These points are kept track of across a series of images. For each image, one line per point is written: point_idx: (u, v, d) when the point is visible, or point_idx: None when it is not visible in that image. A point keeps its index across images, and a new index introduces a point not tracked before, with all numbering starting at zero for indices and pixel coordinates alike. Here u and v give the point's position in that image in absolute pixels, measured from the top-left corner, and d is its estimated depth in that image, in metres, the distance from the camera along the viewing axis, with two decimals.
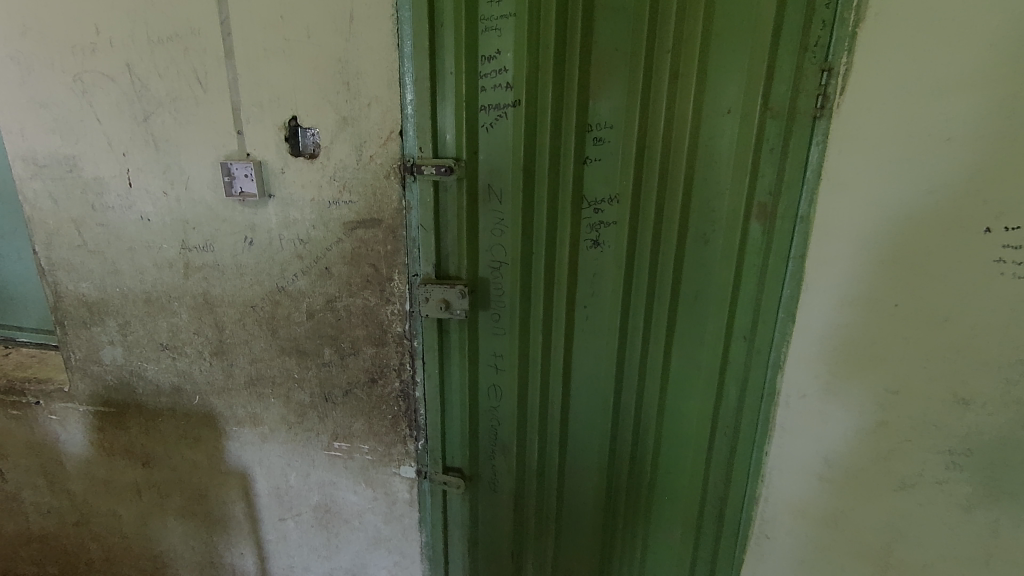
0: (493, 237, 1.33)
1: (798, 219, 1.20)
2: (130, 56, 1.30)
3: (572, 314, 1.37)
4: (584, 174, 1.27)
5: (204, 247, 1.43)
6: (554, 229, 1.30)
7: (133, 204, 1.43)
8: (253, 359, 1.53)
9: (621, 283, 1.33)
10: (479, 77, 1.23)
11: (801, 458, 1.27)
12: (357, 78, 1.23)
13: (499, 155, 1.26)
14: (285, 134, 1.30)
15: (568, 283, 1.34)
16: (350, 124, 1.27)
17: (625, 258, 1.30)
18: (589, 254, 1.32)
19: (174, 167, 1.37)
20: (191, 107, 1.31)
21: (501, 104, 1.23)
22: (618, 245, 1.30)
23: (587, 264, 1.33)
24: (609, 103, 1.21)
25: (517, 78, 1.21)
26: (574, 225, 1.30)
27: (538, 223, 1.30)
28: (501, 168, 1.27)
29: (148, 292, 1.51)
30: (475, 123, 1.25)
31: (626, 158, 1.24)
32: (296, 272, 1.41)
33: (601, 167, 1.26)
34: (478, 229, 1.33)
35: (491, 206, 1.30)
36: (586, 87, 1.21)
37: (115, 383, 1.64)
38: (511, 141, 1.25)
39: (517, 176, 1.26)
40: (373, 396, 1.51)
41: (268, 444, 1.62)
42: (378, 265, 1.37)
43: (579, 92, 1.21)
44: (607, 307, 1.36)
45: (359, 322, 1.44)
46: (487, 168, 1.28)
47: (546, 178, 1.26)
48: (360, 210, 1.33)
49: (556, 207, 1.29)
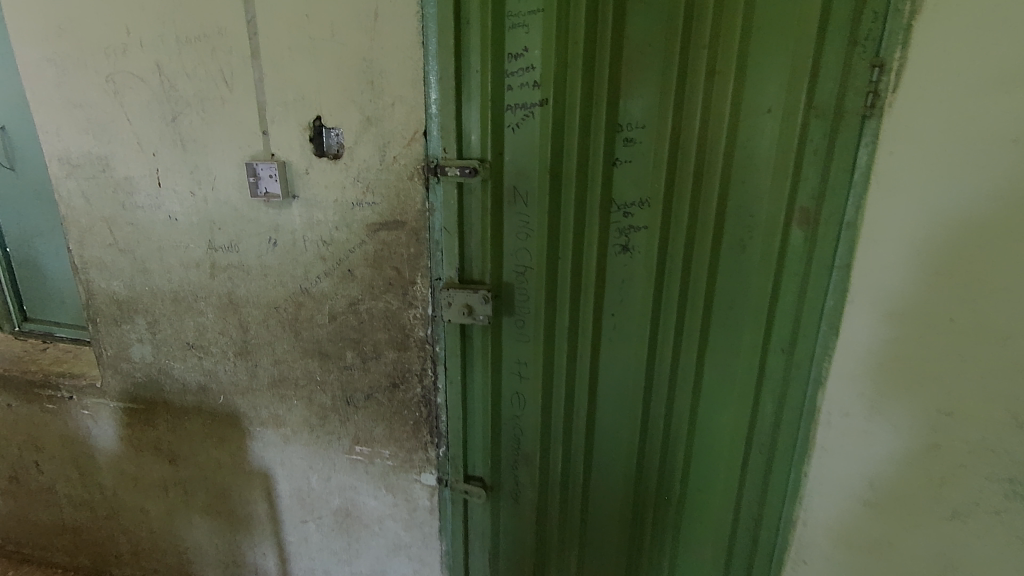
0: (518, 241, 1.29)
1: (844, 226, 1.13)
2: (159, 56, 1.30)
3: (598, 322, 1.32)
4: (614, 177, 1.21)
5: (230, 247, 1.43)
6: (581, 234, 1.25)
7: (161, 204, 1.44)
8: (276, 361, 1.52)
9: (651, 290, 1.27)
10: (505, 75, 1.19)
11: (843, 479, 1.19)
12: (381, 77, 1.21)
13: (525, 156, 1.22)
14: (309, 134, 1.28)
15: (595, 290, 1.29)
16: (374, 124, 1.24)
17: (656, 264, 1.24)
18: (617, 259, 1.27)
19: (201, 168, 1.38)
20: (218, 107, 1.31)
21: (528, 104, 1.19)
22: (648, 251, 1.24)
23: (616, 270, 1.28)
24: (640, 103, 1.16)
25: (544, 76, 1.16)
26: (603, 229, 1.24)
27: (565, 227, 1.25)
28: (527, 170, 1.23)
29: (176, 291, 1.52)
30: (501, 123, 1.21)
31: (659, 160, 1.18)
32: (319, 274, 1.40)
33: (631, 168, 1.20)
34: (502, 233, 1.29)
35: (516, 209, 1.26)
36: (617, 86, 1.16)
37: (143, 380, 1.66)
38: (538, 142, 1.20)
39: (543, 178, 1.22)
40: (394, 401, 1.48)
41: (290, 446, 1.62)
42: (401, 268, 1.35)
43: (609, 91, 1.15)
44: (636, 316, 1.30)
45: (381, 325, 1.41)
46: (512, 170, 1.24)
47: (574, 180, 1.21)
48: (383, 211, 1.31)
49: (583, 210, 1.24)
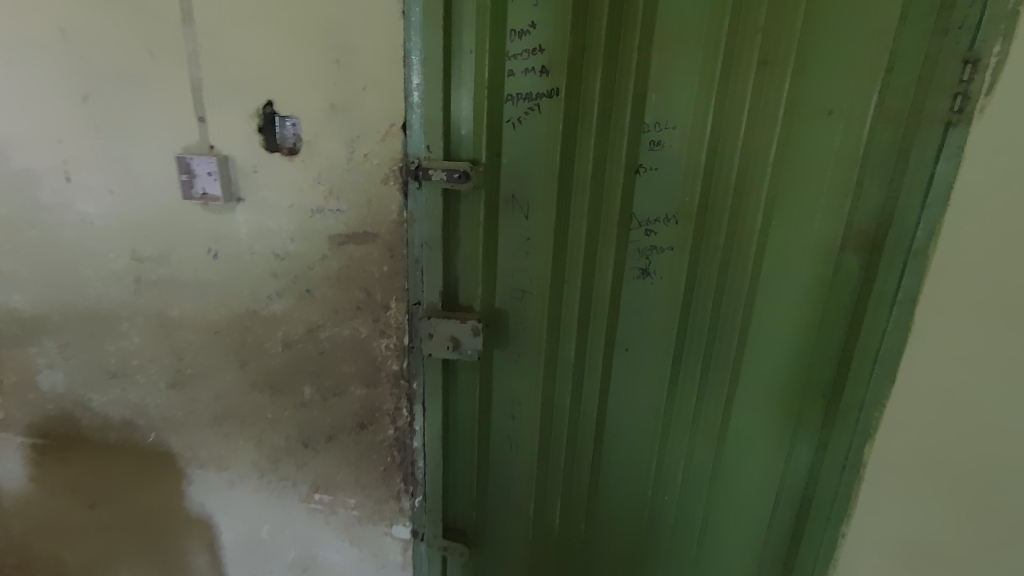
0: (517, 260, 1.05)
1: (912, 253, 0.93)
2: (63, 16, 1.02)
3: (609, 357, 1.11)
4: (635, 186, 0.99)
5: (159, 258, 1.16)
6: (593, 254, 1.04)
7: (72, 203, 1.15)
8: (218, 394, 1.26)
9: (673, 321, 1.06)
10: (506, 57, 0.95)
11: (883, 542, 1.02)
12: (349, 54, 0.96)
13: (528, 159, 0.99)
14: (257, 123, 1.03)
15: (606, 319, 1.08)
16: (339, 113, 0.99)
17: (683, 290, 1.04)
18: (636, 284, 1.05)
19: (121, 160, 1.10)
20: (140, 84, 1.04)
21: (533, 93, 0.96)
22: (672, 275, 1.04)
23: (633, 297, 1.06)
24: (673, 98, 0.94)
25: (555, 60, 0.94)
26: (619, 249, 1.03)
27: (574, 245, 1.04)
28: (530, 175, 1.00)
29: (93, 309, 1.24)
30: (500, 116, 0.98)
31: (691, 168, 0.97)
32: (271, 294, 1.15)
33: (657, 177, 0.98)
34: (496, 250, 1.06)
35: (516, 222, 1.03)
36: (644, 76, 0.94)
37: (55, 413, 1.37)
38: (545, 142, 0.98)
39: (550, 185, 1.00)
40: (361, 444, 1.25)
41: (236, 492, 1.36)
42: (372, 290, 1.11)
43: (636, 82, 0.94)
44: (653, 352, 1.09)
45: (346, 356, 1.17)
46: (511, 174, 1.01)
47: (588, 189, 1.00)
48: (351, 221, 1.06)
49: (597, 225, 1.02)
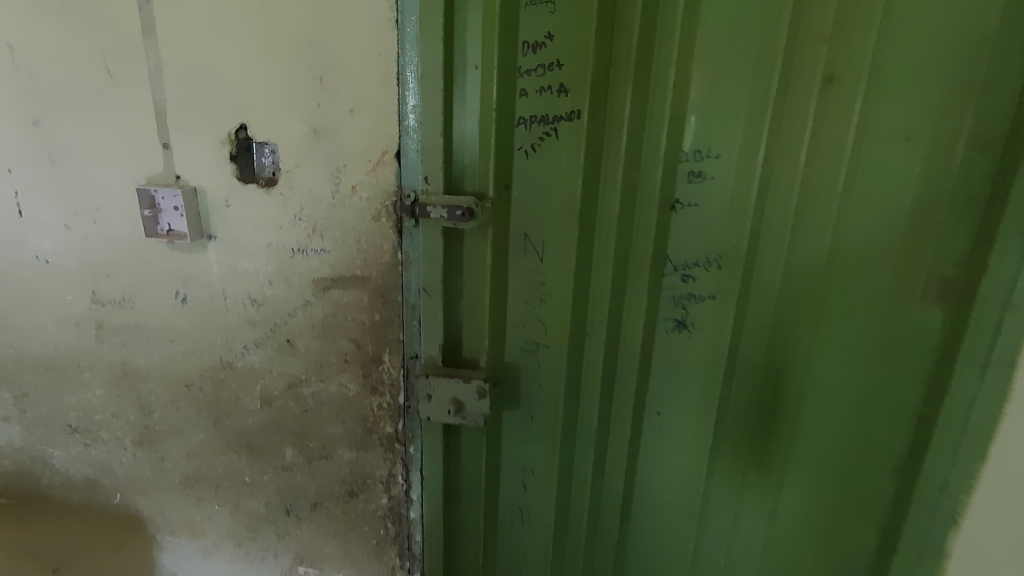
0: (530, 309, 0.91)
1: (1007, 308, 0.77)
2: (10, 29, 0.89)
3: (637, 420, 0.95)
4: (670, 224, 0.84)
5: (122, 302, 1.02)
6: (619, 303, 0.88)
7: (24, 239, 1.02)
8: (190, 454, 1.11)
9: (713, 382, 0.90)
10: (517, 74, 0.80)
11: None
12: (334, 71, 0.82)
13: (542, 192, 0.84)
14: (230, 150, 0.89)
15: (635, 378, 0.92)
16: (323, 139, 0.85)
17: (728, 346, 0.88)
18: (671, 338, 0.90)
19: (78, 191, 0.96)
20: (97, 106, 0.90)
21: (550, 117, 0.81)
22: (714, 329, 0.88)
23: (667, 353, 0.91)
24: (716, 122, 0.79)
25: (577, 77, 0.79)
26: (652, 298, 0.88)
27: (597, 293, 0.88)
28: (546, 212, 0.85)
29: (50, 357, 1.10)
30: (510, 143, 0.83)
31: (738, 205, 0.81)
32: (247, 344, 1.00)
33: (697, 214, 0.83)
34: (506, 297, 0.91)
35: (528, 265, 0.88)
36: (681, 95, 0.79)
37: (12, 470, 1.23)
38: (563, 172, 0.83)
39: (570, 223, 0.85)
40: (350, 514, 1.09)
41: (210, 562, 1.20)
42: (361, 341, 0.96)
43: (673, 102, 0.79)
44: (689, 416, 0.93)
45: (333, 416, 1.02)
46: (524, 210, 0.86)
47: (614, 228, 0.84)
48: (337, 263, 0.92)
49: (624, 270, 0.87)
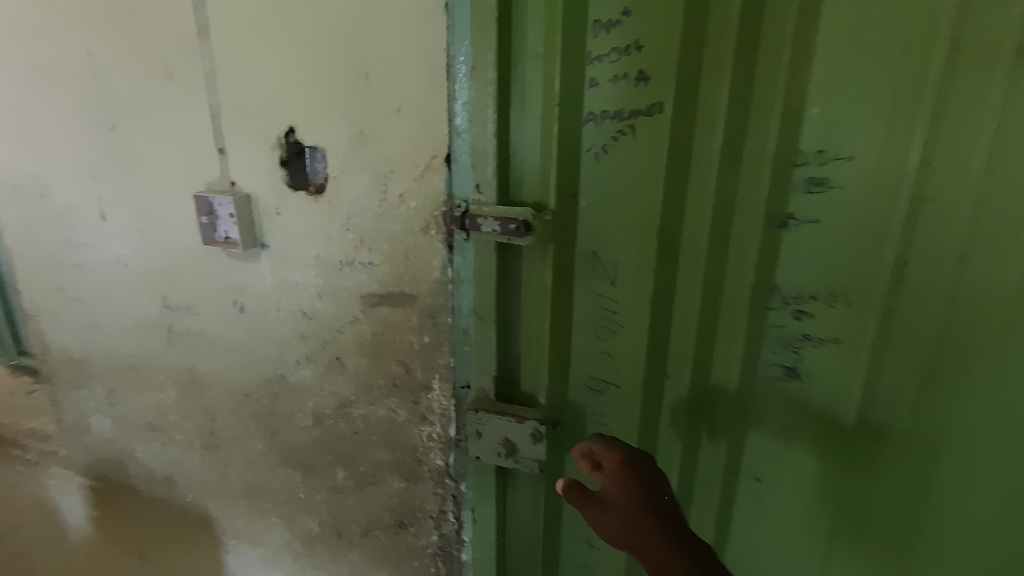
0: (597, 341, 0.76)
1: None
2: (89, 38, 0.90)
3: (729, 485, 0.77)
4: (779, 248, 0.66)
5: (188, 308, 1.02)
6: (708, 341, 0.72)
7: (108, 243, 1.05)
8: (250, 464, 1.10)
9: (834, 455, 0.68)
10: (586, 62, 0.67)
11: None
12: (381, 66, 0.73)
13: (614, 203, 0.69)
14: (280, 155, 0.83)
15: (727, 433, 0.75)
16: (369, 142, 0.77)
17: (855, 412, 0.66)
18: (777, 390, 0.71)
19: (148, 198, 0.97)
20: (162, 112, 0.89)
21: (626, 112, 0.66)
22: (836, 385, 0.66)
23: (771, 408, 0.72)
24: (849, 112, 0.59)
25: (659, 61, 0.63)
26: (751, 339, 0.70)
27: (678, 327, 0.73)
28: (618, 228, 0.70)
29: (132, 357, 1.13)
30: (576, 145, 0.69)
31: (876, 223, 0.60)
32: (299, 359, 0.95)
33: (817, 235, 0.63)
34: (569, 327, 0.77)
35: (596, 290, 0.74)
36: (800, 82, 0.61)
37: (107, 459, 1.30)
38: (640, 179, 0.67)
39: (647, 242, 0.69)
40: (400, 546, 1.01)
41: (271, 571, 1.19)
42: (410, 365, 0.87)
43: (787, 92, 0.61)
44: (800, 493, 0.72)
45: (382, 441, 0.94)
46: (592, 225, 0.71)
47: (704, 249, 0.68)
48: (385, 279, 0.83)
49: (715, 302, 0.70)
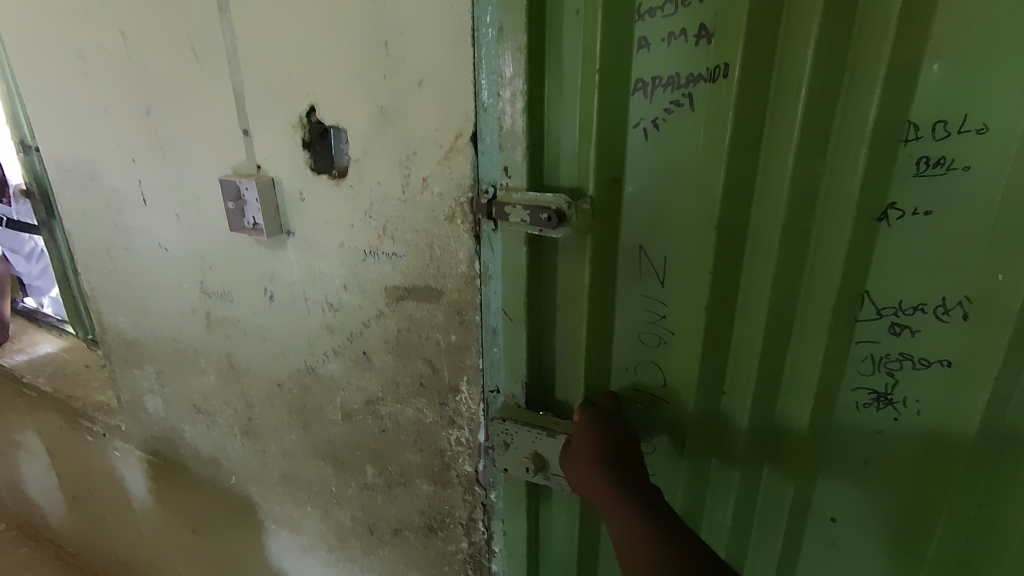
0: (643, 350, 0.66)
1: None
2: (122, 18, 0.88)
3: (798, 522, 0.66)
4: (872, 249, 0.53)
5: (223, 295, 1.00)
6: (778, 357, 0.60)
7: (150, 228, 1.05)
8: (286, 454, 1.08)
9: (938, 496, 0.58)
10: (635, 17, 0.55)
11: None
12: (402, 34, 0.65)
13: (666, 191, 0.59)
14: (303, 136, 0.77)
15: (797, 464, 0.64)
16: (391, 121, 0.69)
17: (971, 453, 0.55)
18: (863, 419, 0.59)
19: (183, 182, 0.95)
20: (191, 94, 0.86)
21: (681, 78, 0.55)
22: (946, 418, 0.56)
23: (860, 437, 0.60)
24: (980, 71, 0.46)
25: (725, 12, 0.51)
26: (832, 357, 0.58)
27: (740, 338, 0.61)
28: (665, 219, 0.60)
29: (176, 341, 1.14)
30: (621, 120, 0.58)
31: (1008, 224, 0.48)
32: (327, 352, 0.91)
33: (923, 231, 0.51)
34: (611, 333, 0.67)
35: (642, 292, 0.64)
36: (916, 31, 0.47)
37: (160, 436, 1.33)
38: (699, 162, 0.56)
39: (703, 236, 0.58)
40: (431, 550, 0.96)
41: (308, 559, 1.18)
42: (437, 364, 0.80)
43: (895, 47, 0.47)
44: (889, 535, 0.62)
45: (410, 442, 0.89)
46: (637, 216, 0.61)
47: (775, 247, 0.56)
48: (410, 271, 0.76)
49: (787, 310, 0.58)
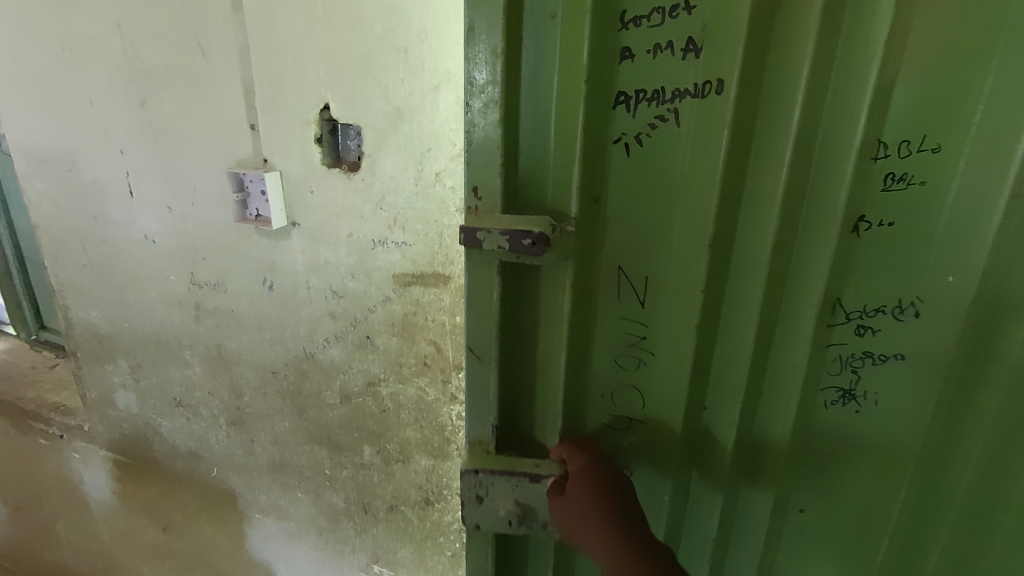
0: (617, 385, 0.56)
1: None
2: (119, 11, 0.89)
3: (772, 542, 0.57)
4: (852, 255, 0.47)
5: (216, 286, 1.02)
6: (760, 374, 0.52)
7: (135, 220, 1.05)
8: (276, 441, 1.11)
9: (902, 492, 0.52)
10: (618, 25, 0.46)
11: None
12: (422, 40, 0.72)
13: (638, 198, 0.50)
14: (316, 132, 0.82)
15: (772, 480, 0.55)
16: (407, 119, 0.76)
17: (927, 447, 0.50)
18: (829, 419, 0.52)
19: (178, 174, 0.96)
20: (194, 88, 0.89)
21: (667, 92, 0.46)
22: (905, 411, 0.50)
23: (823, 437, 0.53)
24: (971, 79, 0.41)
25: (719, 17, 0.43)
26: (809, 362, 0.50)
27: (720, 365, 0.53)
28: (653, 241, 0.51)
29: (158, 333, 1.14)
30: (602, 133, 0.49)
31: (970, 228, 0.44)
32: (328, 337, 0.95)
33: (892, 238, 0.46)
34: (584, 376, 0.57)
35: (624, 325, 0.54)
36: (913, 44, 0.41)
37: (131, 434, 1.31)
38: (685, 170, 0.48)
39: (692, 252, 0.49)
40: (427, 522, 1.02)
41: (294, 545, 1.21)
42: (441, 345, 0.87)
43: (894, 35, 0.41)
44: (839, 558, 0.56)
45: (411, 420, 0.95)
46: (619, 237, 0.52)
47: (764, 264, 0.48)
48: (419, 258, 0.83)
49: (780, 344, 0.51)
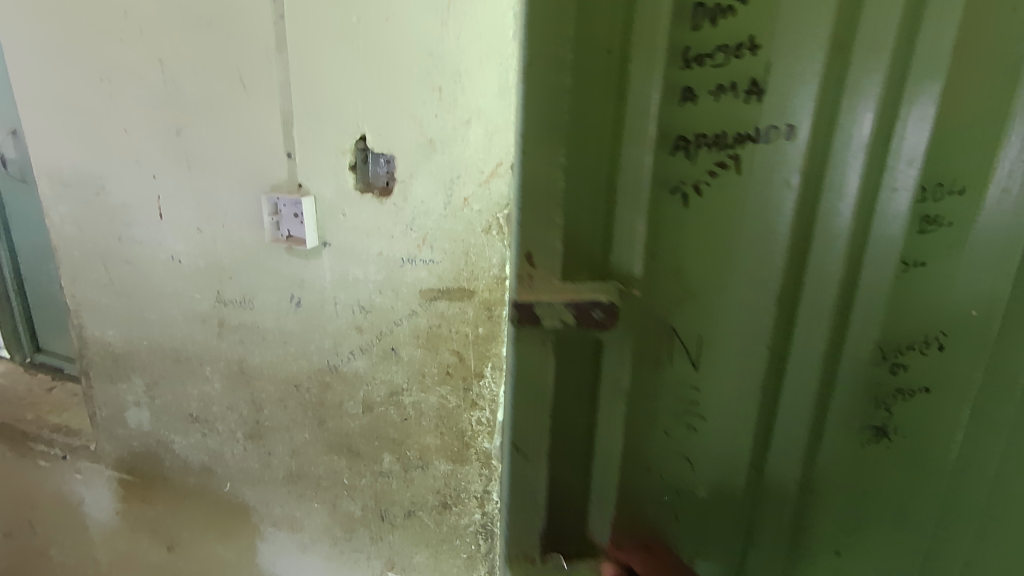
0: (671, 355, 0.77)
1: None
2: (162, 47, 0.96)
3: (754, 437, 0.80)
4: (816, 222, 0.69)
5: (242, 302, 1.08)
6: (754, 299, 0.73)
7: (162, 240, 1.10)
8: (294, 452, 1.16)
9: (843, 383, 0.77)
10: (685, 60, 0.64)
11: None
12: (455, 81, 0.81)
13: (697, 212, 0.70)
14: (351, 160, 0.90)
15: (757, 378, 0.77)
16: (439, 149, 0.84)
17: (867, 352, 0.75)
18: (807, 335, 0.74)
19: (210, 198, 1.02)
20: (232, 118, 0.96)
21: (726, 136, 0.66)
22: (855, 327, 0.74)
23: (799, 345, 0.75)
24: (969, 146, 0.67)
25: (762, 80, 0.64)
26: (794, 271, 0.71)
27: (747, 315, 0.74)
28: (707, 237, 0.71)
29: (178, 349, 1.18)
30: (669, 145, 0.66)
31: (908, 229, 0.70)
32: (353, 349, 1.02)
33: (926, 275, 0.72)
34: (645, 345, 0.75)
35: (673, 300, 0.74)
36: (898, 75, 0.64)
37: (141, 451, 1.33)
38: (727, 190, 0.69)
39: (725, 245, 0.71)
40: (443, 526, 1.08)
41: (306, 557, 1.24)
42: (464, 354, 0.94)
43: (889, 42, 0.62)
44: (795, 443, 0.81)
45: (431, 427, 1.01)
46: (686, 243, 0.71)
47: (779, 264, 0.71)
48: (446, 274, 0.91)
49: (844, 319, 0.73)
